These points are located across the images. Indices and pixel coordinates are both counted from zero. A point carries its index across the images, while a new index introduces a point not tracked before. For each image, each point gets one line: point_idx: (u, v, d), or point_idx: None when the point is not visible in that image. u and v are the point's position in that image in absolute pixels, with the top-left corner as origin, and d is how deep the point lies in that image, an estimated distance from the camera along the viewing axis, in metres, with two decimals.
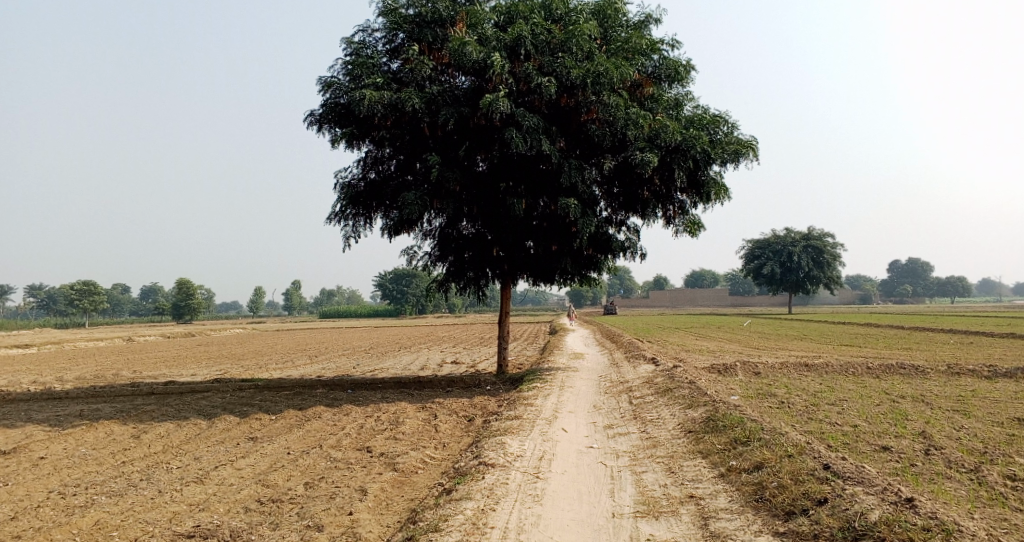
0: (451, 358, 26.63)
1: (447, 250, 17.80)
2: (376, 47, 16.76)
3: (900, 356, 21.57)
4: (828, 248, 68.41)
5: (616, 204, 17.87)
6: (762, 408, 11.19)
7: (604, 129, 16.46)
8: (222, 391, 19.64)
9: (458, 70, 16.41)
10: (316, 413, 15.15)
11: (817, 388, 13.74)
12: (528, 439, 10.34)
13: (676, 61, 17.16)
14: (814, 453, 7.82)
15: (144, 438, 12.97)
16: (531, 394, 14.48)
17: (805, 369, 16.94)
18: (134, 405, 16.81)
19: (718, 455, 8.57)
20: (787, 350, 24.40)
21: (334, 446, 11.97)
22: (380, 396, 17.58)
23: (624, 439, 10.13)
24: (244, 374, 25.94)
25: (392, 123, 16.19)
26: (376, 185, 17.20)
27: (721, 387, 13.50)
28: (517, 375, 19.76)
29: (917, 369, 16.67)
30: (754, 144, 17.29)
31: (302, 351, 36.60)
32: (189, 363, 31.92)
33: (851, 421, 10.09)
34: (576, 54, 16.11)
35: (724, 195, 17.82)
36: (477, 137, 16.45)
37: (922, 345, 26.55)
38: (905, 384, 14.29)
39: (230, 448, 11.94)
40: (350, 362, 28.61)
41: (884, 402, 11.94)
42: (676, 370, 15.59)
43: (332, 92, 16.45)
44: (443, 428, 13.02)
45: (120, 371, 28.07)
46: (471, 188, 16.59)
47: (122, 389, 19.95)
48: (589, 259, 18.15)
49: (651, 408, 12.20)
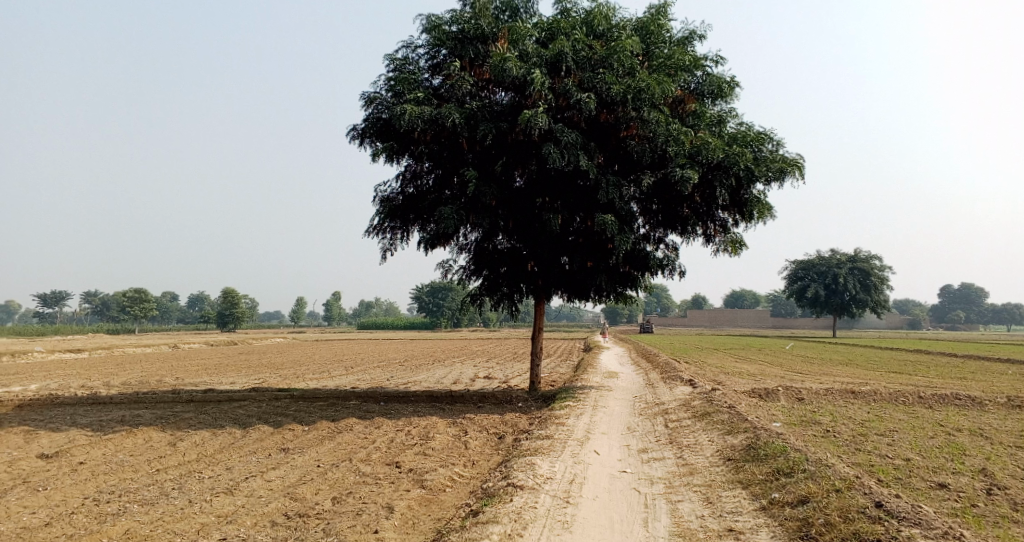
0: (485, 373, 26.42)
1: (483, 265, 17.64)
2: (417, 62, 16.77)
3: (952, 386, 20.68)
4: (875, 271, 66.66)
5: (655, 222, 17.51)
6: (806, 437, 10.70)
7: (644, 146, 16.18)
8: (259, 401, 19.70)
9: (498, 85, 16.32)
10: (348, 425, 15.04)
11: (865, 417, 13.15)
12: (559, 461, 10.04)
13: (719, 77, 16.80)
14: (864, 488, 7.37)
15: (179, 445, 12.98)
16: (564, 413, 14.16)
17: (851, 397, 16.29)
18: (172, 412, 16.92)
19: (760, 486, 8.15)
20: (832, 375, 23.63)
21: (364, 460, 11.80)
22: (412, 409, 17.42)
23: (659, 465, 9.75)
24: (282, 384, 26.08)
25: (431, 137, 16.14)
26: (414, 199, 17.15)
27: (762, 413, 13.01)
28: (550, 393, 19.43)
29: (972, 400, 15.90)
30: (800, 162, 16.77)
31: (339, 361, 36.79)
32: (229, 371, 32.27)
33: (902, 454, 9.57)
34: (617, 70, 15.88)
35: (767, 214, 17.31)
36: (515, 152, 16.30)
37: (975, 375, 25.47)
38: (959, 416, 13.60)
39: (262, 459, 11.86)
40: (386, 374, 28.58)
41: (938, 435, 11.34)
42: (714, 393, 15.12)
43: (373, 107, 16.48)
44: (473, 445, 12.77)
45: (162, 377, 28.49)
46: (507, 203, 16.41)
47: (162, 395, 20.16)
48: (626, 277, 17.80)
49: (688, 432, 11.79)
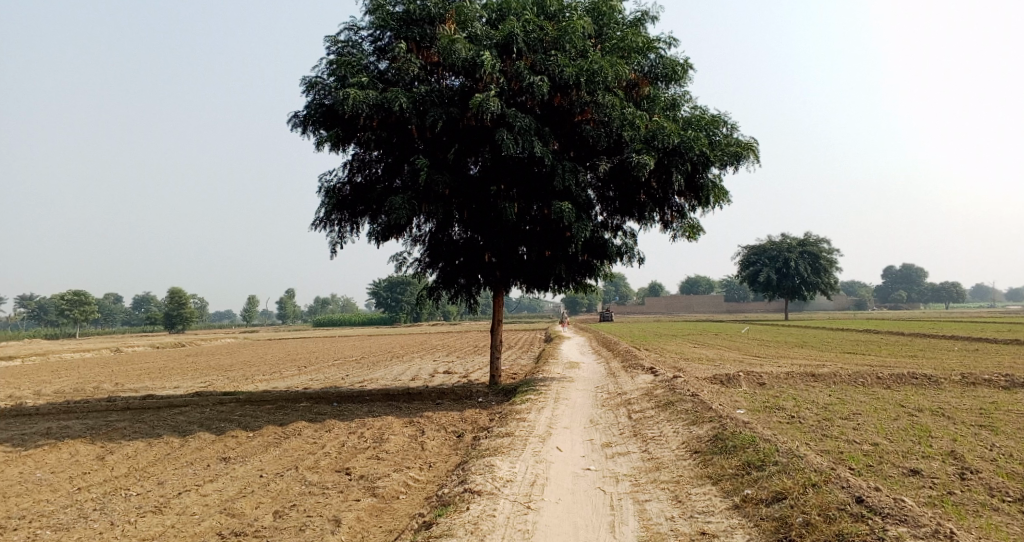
0: (443, 368, 25.76)
1: (438, 256, 16.94)
2: (361, 45, 15.94)
3: (907, 364, 20.83)
4: (824, 254, 67.88)
5: (612, 208, 17.08)
6: (772, 424, 10.36)
7: (599, 131, 15.70)
8: (202, 406, 18.71)
9: (447, 69, 15.62)
10: (296, 429, 14.26)
11: (828, 401, 12.94)
12: (519, 460, 9.48)
13: (673, 60, 16.39)
14: (842, 481, 7.01)
15: (109, 459, 12.07)
16: (524, 407, 13.61)
17: (812, 380, 16.14)
18: (105, 422, 15.89)
19: (730, 481, 7.74)
20: (789, 358, 23.65)
21: (311, 467, 11.08)
22: (366, 409, 16.70)
23: (623, 461, 9.28)
24: (229, 387, 25.00)
25: (379, 123, 15.36)
26: (362, 189, 16.34)
27: (725, 400, 12.68)
28: (510, 386, 18.89)
29: (930, 379, 15.89)
30: (755, 146, 16.49)
31: (291, 361, 35.72)
32: (174, 375, 30.92)
33: (869, 439, 9.28)
34: (569, 52, 15.36)
35: (723, 198, 17.02)
36: (467, 139, 15.66)
37: (926, 352, 25.79)
38: (920, 395, 13.48)
39: (198, 471, 11.05)
40: (339, 373, 27.70)
41: (902, 416, 11.15)
42: (676, 381, 14.77)
43: (315, 93, 15.59)
44: (429, 446, 12.15)
45: (101, 384, 27.12)
46: (461, 191, 15.78)
47: (97, 404, 19.03)
48: (584, 266, 17.33)
49: (652, 424, 11.34)
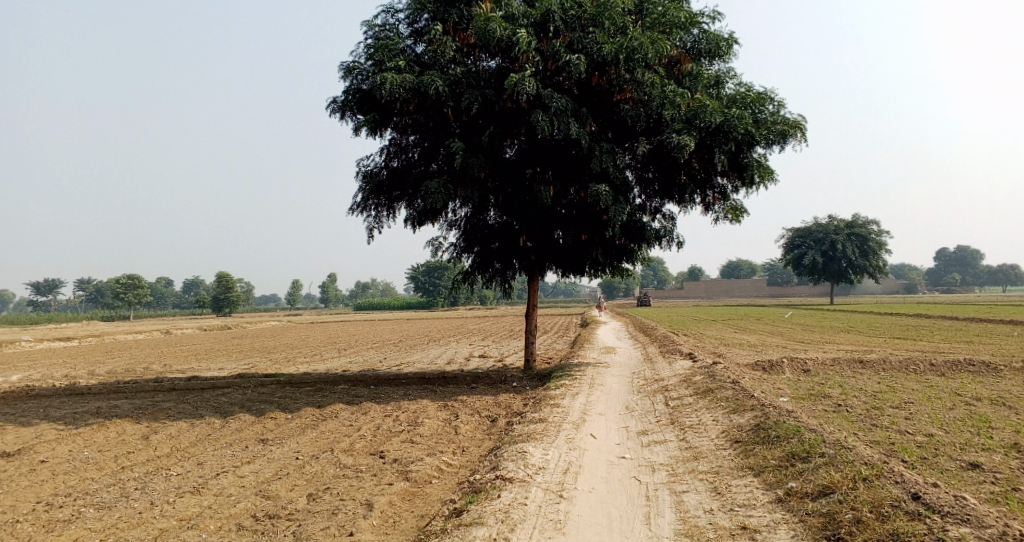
0: (480, 352, 25.69)
1: (474, 241, 16.76)
2: (397, 28, 15.74)
3: (961, 351, 20.02)
4: (872, 237, 65.92)
5: (651, 191, 16.68)
6: (817, 413, 9.96)
7: (638, 110, 15.29)
8: (243, 387, 18.92)
9: (484, 51, 15.34)
10: (333, 412, 14.28)
11: (877, 389, 12.44)
12: (552, 447, 9.29)
13: (717, 34, 15.84)
14: (894, 475, 6.65)
15: (151, 439, 12.23)
16: (559, 392, 13.39)
17: (859, 367, 15.57)
18: (150, 402, 16.15)
19: (774, 473, 7.42)
20: (835, 344, 22.97)
21: (346, 450, 11.05)
22: (402, 393, 16.67)
23: (661, 449, 9.00)
24: (271, 369, 25.31)
25: (415, 107, 15.17)
26: (399, 173, 16.20)
27: (767, 387, 12.28)
28: (546, 370, 18.69)
29: (987, 366, 15.19)
30: (803, 124, 15.86)
31: (332, 344, 36.04)
32: (219, 356, 31.45)
33: (923, 430, 8.83)
34: (608, 29, 14.93)
35: (769, 177, 16.45)
36: (503, 122, 15.39)
37: (981, 339, 24.81)
38: (975, 384, 12.87)
39: (236, 452, 11.10)
40: (378, 356, 27.83)
41: (957, 406, 10.63)
42: (716, 367, 14.38)
43: (352, 77, 15.47)
44: (464, 430, 12.01)
45: (149, 365, 27.70)
46: (497, 175, 15.55)
47: (144, 385, 19.40)
48: (622, 250, 16.98)
49: (691, 412, 11.02)
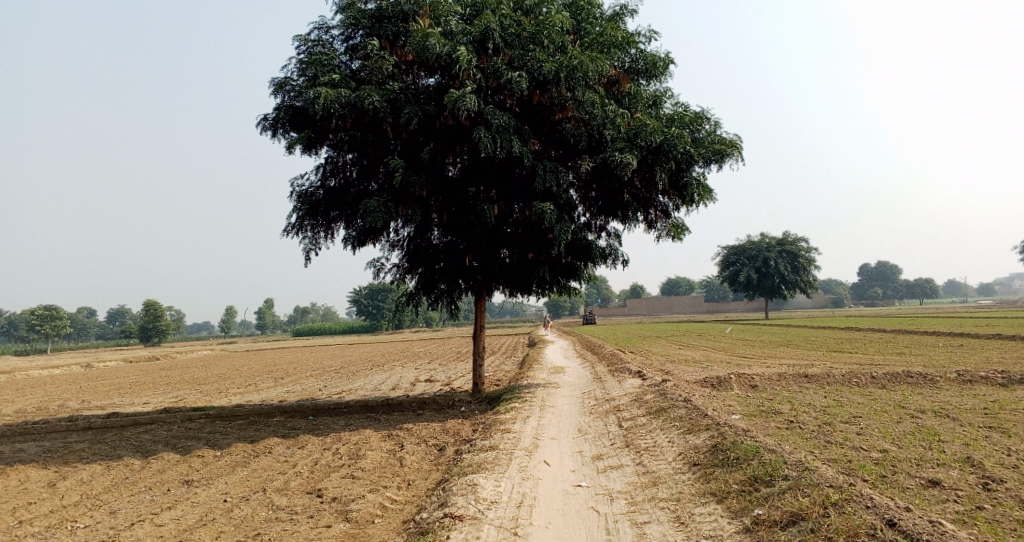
0: (424, 377, 24.95)
1: (417, 261, 16.20)
2: (331, 44, 15.17)
3: (898, 362, 20.34)
4: (802, 253, 67.79)
5: (595, 209, 16.45)
6: (772, 432, 9.75)
7: (580, 129, 15.09)
8: (169, 423, 17.77)
9: (423, 67, 14.91)
10: (267, 447, 13.44)
11: (825, 403, 12.37)
12: (503, 478, 8.77)
13: (654, 54, 15.80)
14: (865, 499, 6.52)
15: (61, 486, 11.19)
16: (508, 417, 12.89)
17: (805, 381, 15.58)
18: (64, 444, 14.95)
19: (737, 499, 7.16)
20: (777, 358, 23.13)
21: (279, 489, 10.28)
22: (343, 423, 15.90)
23: (617, 475, 8.62)
24: (201, 402, 23.98)
25: (352, 123, 14.59)
26: (337, 192, 15.54)
27: (718, 405, 12.06)
28: (494, 394, 18.15)
29: (927, 377, 15.38)
30: (740, 143, 15.89)
31: (268, 373, 34.66)
32: (146, 390, 29.80)
33: (878, 445, 8.69)
34: (548, 47, 14.71)
35: (709, 196, 16.45)
36: (444, 139, 14.94)
37: (914, 350, 25.40)
38: (919, 396, 12.96)
39: (157, 497, 10.24)
40: (317, 384, 26.76)
41: (905, 419, 10.58)
42: (667, 385, 14.14)
43: (284, 94, 14.79)
44: (409, 462, 11.37)
45: (68, 402, 25.98)
46: (439, 194, 15.07)
47: (59, 424, 18.04)
48: (568, 268, 16.67)
49: (645, 433, 10.67)
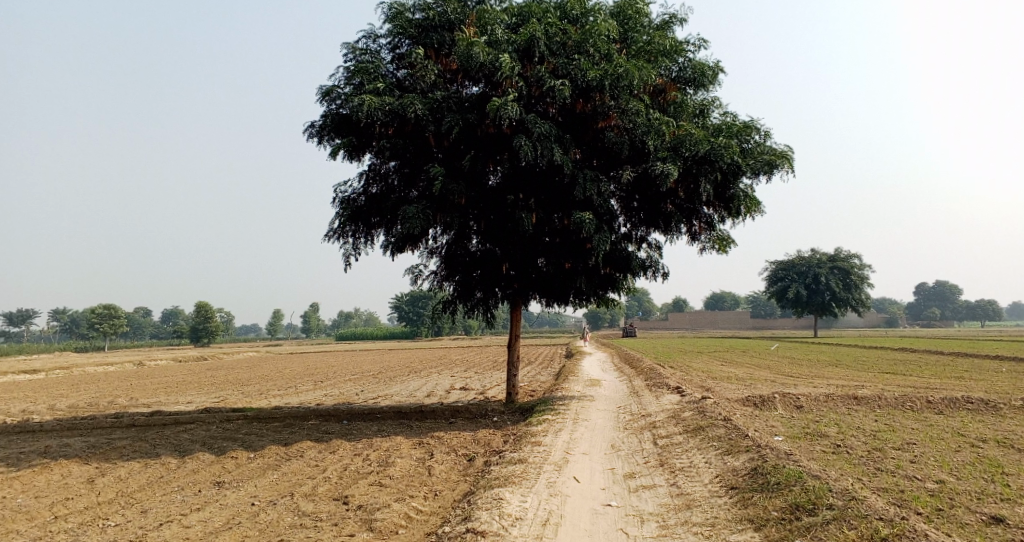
0: (461, 385, 24.78)
1: (455, 269, 16.05)
2: (377, 52, 15.11)
3: (954, 387, 19.41)
4: (854, 270, 65.83)
5: (637, 220, 16.07)
6: (817, 456, 9.26)
7: (623, 138, 14.76)
8: (208, 423, 17.89)
9: (467, 77, 14.74)
10: (300, 451, 13.38)
11: (875, 427, 11.77)
12: (531, 493, 8.48)
13: (702, 63, 15.38)
14: (919, 536, 6.09)
15: (97, 482, 11.27)
16: (541, 429, 12.59)
17: (854, 403, 14.91)
18: (106, 440, 15.14)
19: (777, 528, 6.76)
20: (825, 378, 22.32)
21: (307, 494, 10.16)
22: (376, 428, 15.79)
23: (649, 495, 8.25)
24: (242, 403, 24.21)
25: (394, 131, 14.52)
26: (378, 199, 15.48)
27: (761, 425, 11.56)
28: (529, 404, 17.85)
29: (987, 404, 14.56)
30: (790, 154, 15.33)
31: (309, 376, 34.92)
32: (190, 389, 30.29)
33: (933, 475, 8.15)
34: (593, 55, 14.43)
35: (756, 208, 15.91)
36: (485, 147, 14.74)
37: (972, 374, 24.25)
38: (978, 423, 12.25)
39: (187, 497, 10.21)
40: (355, 389, 26.81)
41: (963, 448, 9.97)
42: (707, 402, 13.67)
43: (330, 101, 14.81)
44: (438, 471, 11.15)
45: (115, 398, 26.54)
46: (478, 201, 14.90)
47: (103, 420, 18.33)
48: (606, 279, 16.32)
49: (681, 452, 10.25)
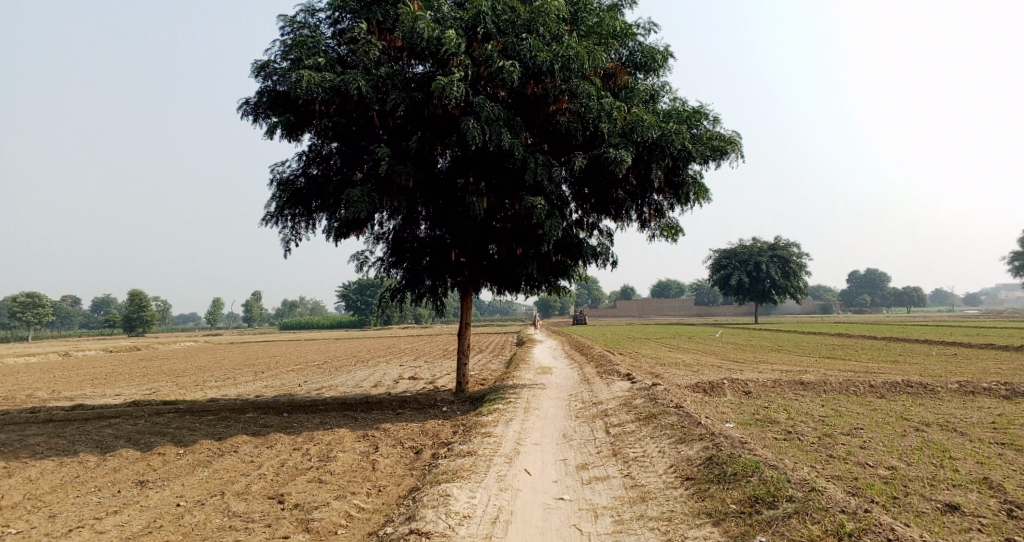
0: (408, 374, 24.20)
1: (402, 255, 15.46)
2: (317, 27, 14.31)
3: (893, 371, 19.76)
4: (793, 258, 67.31)
5: (587, 206, 15.73)
6: (769, 443, 9.10)
7: (574, 122, 14.35)
8: (135, 417, 16.93)
9: (413, 55, 14.07)
10: (234, 446, 12.66)
11: (823, 413, 11.72)
12: (479, 488, 8.04)
13: (653, 47, 15.11)
14: (885, 530, 5.92)
15: (5, 484, 10.40)
16: (491, 419, 12.16)
17: (801, 388, 14.94)
18: (21, 436, 14.12)
19: (736, 522, 6.51)
20: (769, 363, 22.55)
21: (238, 493, 9.53)
22: (318, 421, 15.12)
23: (603, 488, 7.92)
24: (176, 395, 23.12)
25: (335, 109, 13.77)
26: (319, 181, 14.74)
27: (711, 412, 11.38)
28: (479, 394, 17.42)
29: (928, 387, 14.75)
30: (739, 141, 15.20)
31: (249, 366, 33.80)
32: (120, 381, 28.89)
33: (885, 461, 8.03)
34: (543, 36, 13.96)
35: (705, 196, 15.75)
36: (432, 128, 14.14)
37: (908, 358, 24.81)
38: (920, 407, 12.34)
39: (105, 499, 9.47)
40: (297, 379, 25.94)
41: (909, 432, 9.95)
42: (657, 389, 13.47)
43: (266, 76, 13.98)
44: (382, 465, 10.62)
45: (37, 391, 25.06)
46: (425, 185, 14.33)
47: (21, 416, 17.18)
48: (558, 267, 15.97)
49: (633, 441, 9.96)
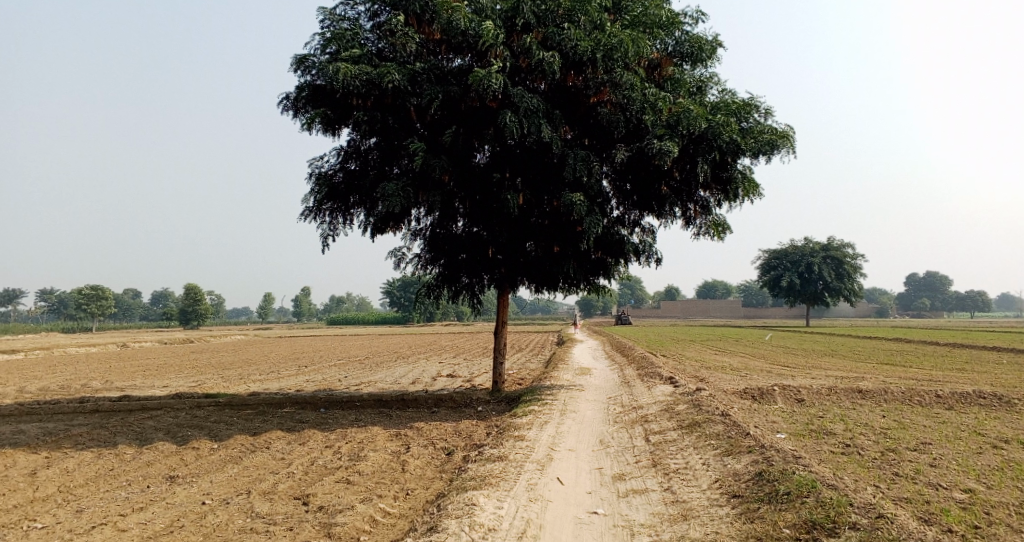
0: (448, 371, 23.85)
1: (439, 252, 15.06)
2: (357, 20, 13.97)
3: (957, 380, 18.57)
4: (847, 259, 65.01)
5: (629, 203, 15.08)
6: (825, 457, 8.39)
7: (616, 114, 13.73)
8: (176, 410, 16.93)
9: (452, 48, 13.64)
10: (266, 441, 12.43)
11: (885, 424, 10.87)
12: (508, 498, 7.56)
13: (700, 36, 14.36)
14: None
15: (39, 475, 10.33)
16: (526, 421, 11.64)
17: (859, 396, 14.04)
18: (64, 427, 14.18)
19: None
20: (823, 369, 21.50)
21: (264, 492, 9.23)
22: (353, 417, 14.85)
23: (641, 502, 7.37)
24: (219, 388, 23.24)
25: (372, 104, 13.45)
26: (355, 176, 14.42)
27: (761, 421, 10.66)
28: (516, 394, 16.91)
29: (1000, 399, 13.68)
30: (791, 135, 14.39)
31: (294, 360, 34.00)
32: (168, 373, 29.25)
33: (961, 482, 7.27)
34: (584, 25, 13.35)
35: (755, 191, 14.91)
36: (469, 122, 13.70)
37: (973, 367, 23.35)
38: (994, 421, 11.38)
39: (132, 495, 9.29)
40: (339, 374, 25.85)
41: (985, 449, 9.09)
42: (702, 394, 12.76)
43: (305, 71, 13.73)
44: (411, 467, 10.21)
45: (88, 381, 25.48)
46: (462, 180, 13.89)
47: (67, 405, 17.38)
48: (598, 264, 15.36)
49: (676, 451, 9.34)
